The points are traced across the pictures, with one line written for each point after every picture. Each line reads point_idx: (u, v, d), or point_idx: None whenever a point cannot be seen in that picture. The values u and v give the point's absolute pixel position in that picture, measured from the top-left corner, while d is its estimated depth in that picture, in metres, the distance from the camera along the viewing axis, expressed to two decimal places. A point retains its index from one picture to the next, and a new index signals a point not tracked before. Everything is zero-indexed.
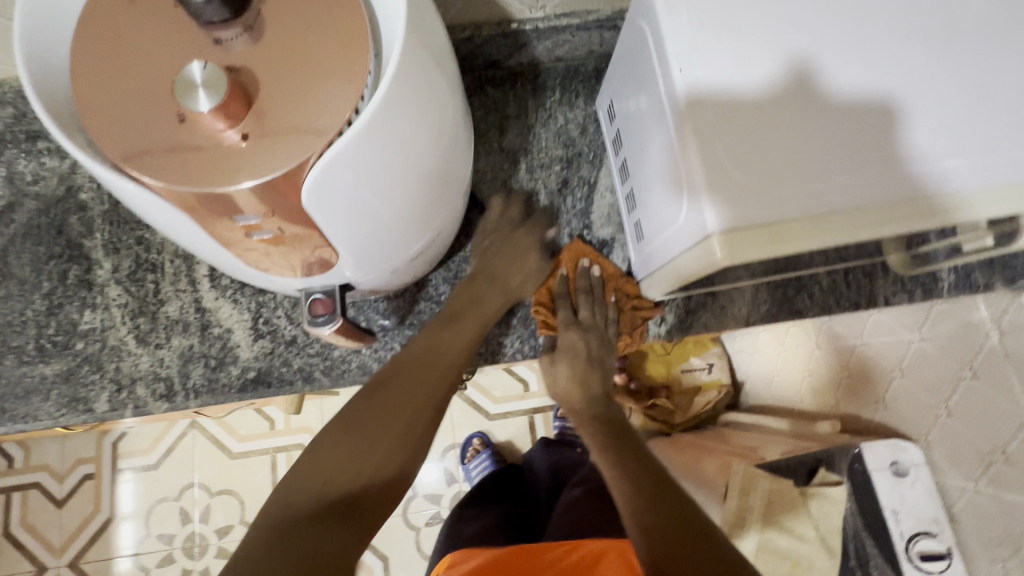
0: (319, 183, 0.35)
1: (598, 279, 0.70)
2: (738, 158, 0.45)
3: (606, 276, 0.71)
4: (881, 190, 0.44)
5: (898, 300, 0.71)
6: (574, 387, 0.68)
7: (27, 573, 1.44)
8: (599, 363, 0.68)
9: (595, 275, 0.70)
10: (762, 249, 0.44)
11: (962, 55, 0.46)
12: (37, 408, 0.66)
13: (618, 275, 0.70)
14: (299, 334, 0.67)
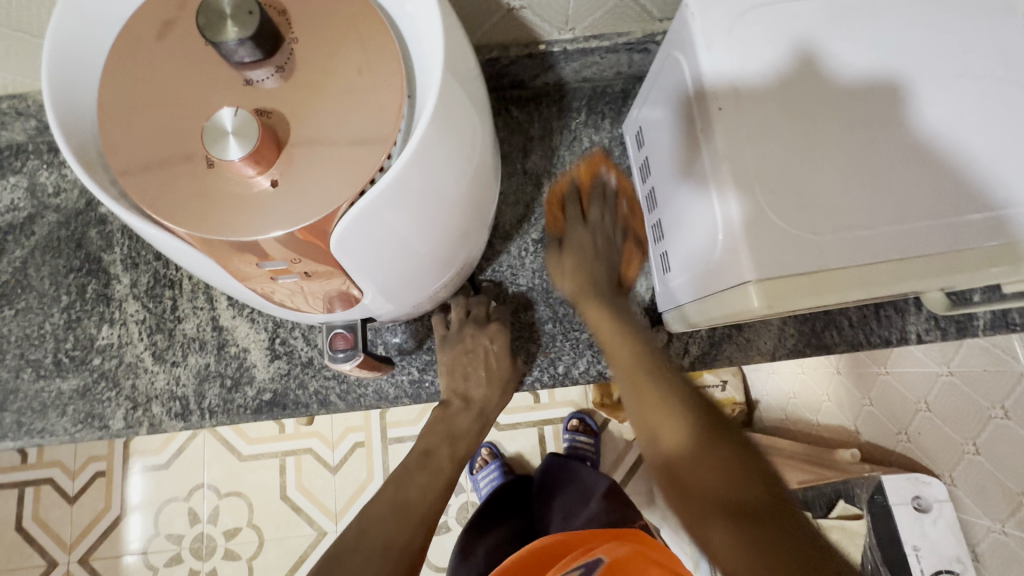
0: (349, 230, 0.34)
1: (612, 187, 0.70)
2: (779, 203, 0.44)
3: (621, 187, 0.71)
4: (926, 241, 0.43)
5: (931, 337, 0.68)
6: (580, 274, 0.64)
7: (38, 568, 1.45)
8: (607, 258, 0.65)
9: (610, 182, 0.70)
10: (802, 300, 0.43)
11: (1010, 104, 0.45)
12: (53, 423, 0.65)
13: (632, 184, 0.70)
14: (315, 355, 0.67)
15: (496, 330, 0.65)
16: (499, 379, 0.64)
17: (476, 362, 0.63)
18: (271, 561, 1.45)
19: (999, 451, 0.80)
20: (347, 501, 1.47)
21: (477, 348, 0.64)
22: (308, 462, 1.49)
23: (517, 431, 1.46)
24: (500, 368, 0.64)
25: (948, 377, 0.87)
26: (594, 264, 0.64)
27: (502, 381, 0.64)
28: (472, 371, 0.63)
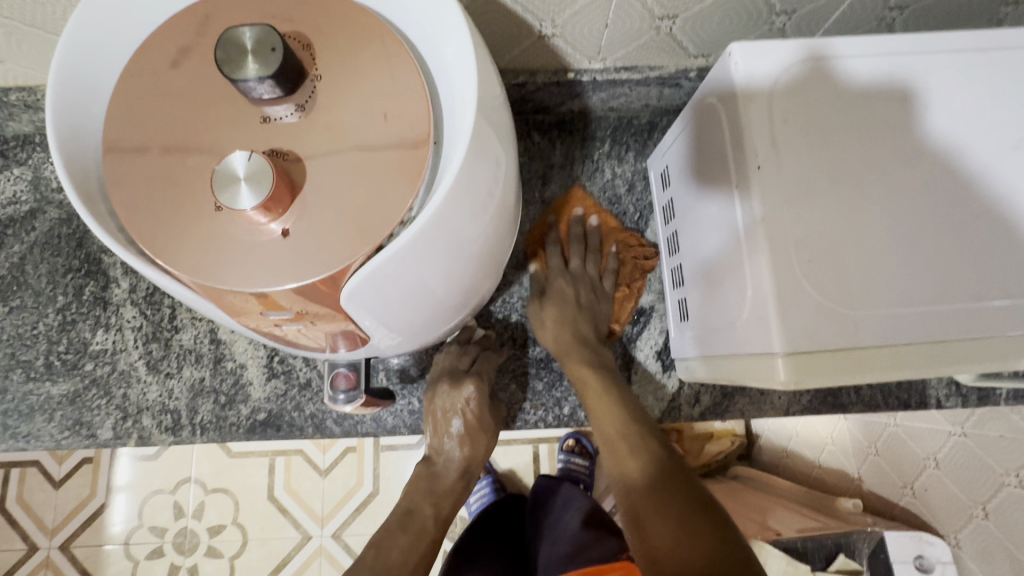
0: (360, 285, 0.31)
1: (593, 228, 0.69)
2: (815, 272, 0.41)
3: (606, 228, 0.70)
4: (963, 322, 0.41)
5: (951, 404, 0.66)
6: (561, 334, 0.61)
7: (17, 550, 1.44)
8: (589, 313, 0.63)
9: (590, 223, 0.69)
10: (832, 377, 0.40)
11: None
12: (40, 428, 0.63)
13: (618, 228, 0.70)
14: (314, 377, 0.64)
15: (470, 386, 0.58)
16: (481, 434, 0.59)
17: (457, 420, 0.58)
18: (253, 561, 1.44)
19: (1010, 519, 0.77)
20: (334, 506, 1.45)
21: (455, 405, 0.58)
22: (298, 463, 1.48)
23: (509, 448, 1.47)
24: (481, 420, 0.59)
25: (960, 437, 0.85)
26: (584, 307, 0.62)
27: (483, 437, 0.60)
28: (452, 427, 0.59)
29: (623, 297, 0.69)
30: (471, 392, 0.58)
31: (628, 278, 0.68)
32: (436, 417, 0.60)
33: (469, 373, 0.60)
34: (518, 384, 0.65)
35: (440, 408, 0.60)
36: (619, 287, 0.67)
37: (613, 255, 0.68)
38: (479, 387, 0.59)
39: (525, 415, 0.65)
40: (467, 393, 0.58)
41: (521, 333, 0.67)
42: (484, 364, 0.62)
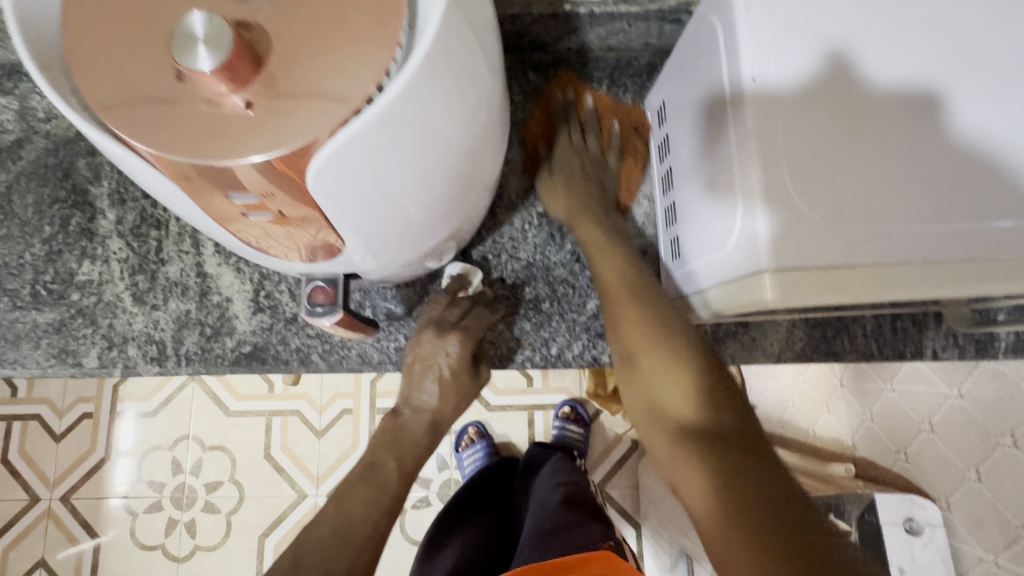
0: (328, 165, 0.31)
1: (592, 109, 0.69)
2: (808, 189, 0.40)
3: (601, 105, 0.70)
4: (959, 244, 0.40)
5: (947, 355, 0.65)
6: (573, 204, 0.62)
7: (21, 500, 1.52)
8: (599, 182, 0.65)
9: (589, 103, 0.69)
10: (822, 294, 0.39)
11: None
12: (26, 356, 0.63)
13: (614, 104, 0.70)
14: (300, 312, 0.64)
15: (454, 341, 0.58)
16: (456, 391, 0.60)
17: (432, 375, 0.59)
18: (250, 517, 1.51)
19: (1003, 481, 0.77)
20: (329, 467, 1.52)
21: (435, 360, 0.58)
22: (295, 423, 1.54)
23: (505, 414, 1.49)
24: (456, 378, 0.59)
25: (956, 400, 0.83)
26: (588, 176, 0.64)
27: (457, 394, 0.60)
28: (428, 380, 0.59)
29: None
30: (455, 347, 0.58)
31: (636, 147, 0.69)
32: (419, 370, 0.59)
33: (456, 327, 0.60)
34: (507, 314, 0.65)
35: (423, 361, 0.59)
36: (624, 160, 0.69)
37: (614, 130, 0.69)
38: (467, 347, 0.59)
39: (517, 352, 0.64)
40: (449, 347, 0.58)
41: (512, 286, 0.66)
42: (474, 321, 0.61)
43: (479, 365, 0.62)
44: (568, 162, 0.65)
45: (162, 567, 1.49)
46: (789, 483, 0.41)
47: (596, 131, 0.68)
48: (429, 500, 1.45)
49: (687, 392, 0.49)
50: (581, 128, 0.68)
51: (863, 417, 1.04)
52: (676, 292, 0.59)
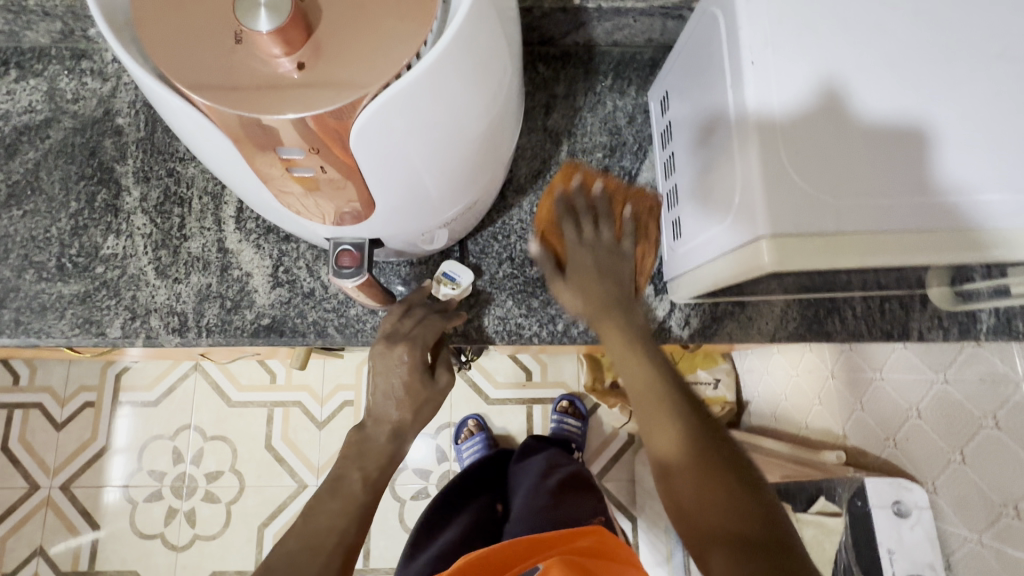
0: (368, 125, 0.34)
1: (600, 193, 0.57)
2: (800, 162, 0.43)
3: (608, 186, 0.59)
4: (942, 215, 0.43)
5: (933, 336, 0.68)
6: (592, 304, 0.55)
7: (20, 488, 1.52)
8: (614, 281, 0.55)
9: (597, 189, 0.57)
10: (811, 259, 0.43)
11: None
12: (51, 325, 0.65)
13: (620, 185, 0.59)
14: (317, 288, 0.66)
15: (404, 350, 0.57)
16: (413, 400, 0.58)
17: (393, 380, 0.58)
18: (250, 507, 1.52)
19: (986, 461, 0.80)
20: (329, 458, 1.54)
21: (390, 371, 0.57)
22: (296, 415, 1.56)
23: (505, 408, 1.52)
24: (416, 385, 0.58)
25: (943, 386, 0.87)
26: (607, 277, 0.55)
27: (416, 403, 0.58)
28: (389, 390, 0.58)
29: None
30: (404, 357, 0.57)
31: (645, 234, 0.61)
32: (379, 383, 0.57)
33: (405, 337, 0.58)
34: (473, 302, 0.67)
35: (378, 375, 0.57)
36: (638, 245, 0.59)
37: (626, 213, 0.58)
38: (416, 361, 0.57)
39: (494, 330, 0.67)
40: (401, 357, 0.57)
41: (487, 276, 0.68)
42: (427, 329, 0.59)
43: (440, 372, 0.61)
44: (581, 262, 0.55)
45: (161, 556, 1.50)
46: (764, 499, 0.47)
47: (608, 214, 0.56)
48: (427, 492, 1.48)
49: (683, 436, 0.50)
50: (585, 215, 0.56)
51: (853, 406, 1.08)
52: (678, 269, 0.62)
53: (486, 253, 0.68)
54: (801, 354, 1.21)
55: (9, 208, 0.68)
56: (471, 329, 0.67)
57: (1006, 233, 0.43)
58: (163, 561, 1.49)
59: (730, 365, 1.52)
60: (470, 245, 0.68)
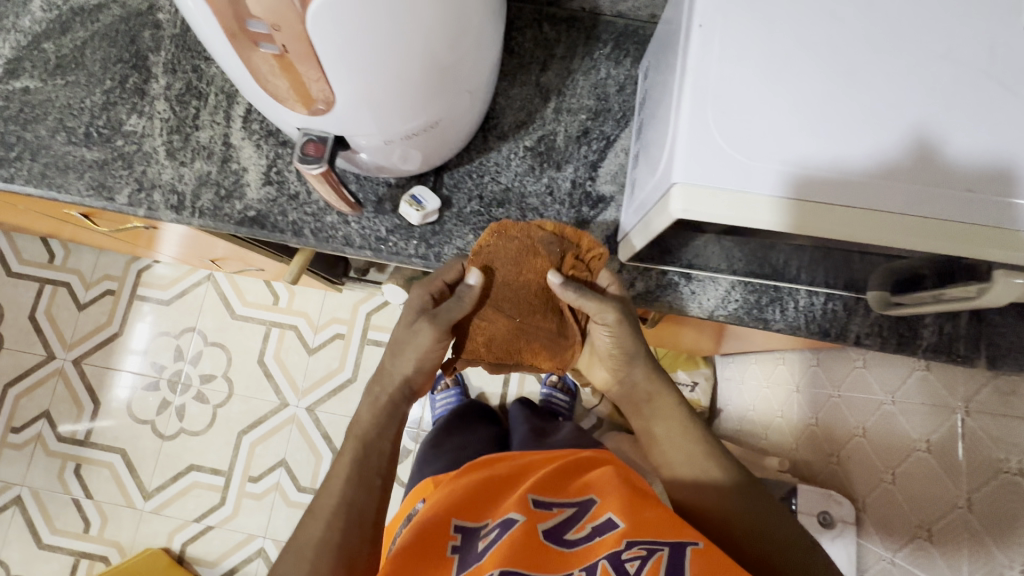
0: (326, 10, 0.39)
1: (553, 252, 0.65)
2: (724, 122, 0.48)
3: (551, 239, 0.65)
4: (851, 192, 0.47)
5: (869, 342, 0.71)
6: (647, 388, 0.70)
7: (39, 355, 1.67)
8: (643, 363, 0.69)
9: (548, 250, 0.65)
10: (716, 212, 0.47)
11: (974, 91, 0.48)
12: (70, 183, 0.74)
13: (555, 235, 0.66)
14: (302, 191, 0.73)
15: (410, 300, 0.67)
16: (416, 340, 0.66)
17: (413, 343, 0.65)
18: (234, 414, 1.63)
19: (912, 484, 0.82)
20: (314, 383, 1.64)
21: (410, 334, 0.65)
22: (290, 337, 1.66)
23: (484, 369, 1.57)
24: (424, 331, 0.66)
25: (889, 407, 0.87)
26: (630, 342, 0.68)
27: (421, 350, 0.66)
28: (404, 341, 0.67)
29: (587, 182, 0.73)
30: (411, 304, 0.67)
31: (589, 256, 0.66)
32: (396, 332, 0.67)
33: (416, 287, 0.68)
34: (431, 228, 0.72)
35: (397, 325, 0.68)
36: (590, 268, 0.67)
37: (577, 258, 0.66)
38: (418, 296, 0.66)
39: (444, 252, 0.72)
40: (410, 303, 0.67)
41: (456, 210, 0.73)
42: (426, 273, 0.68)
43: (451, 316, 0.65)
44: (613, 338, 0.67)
45: (148, 440, 1.63)
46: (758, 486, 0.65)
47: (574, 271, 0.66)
48: None
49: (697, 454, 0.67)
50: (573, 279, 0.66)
51: (809, 421, 1.09)
52: (631, 218, 0.65)
53: (459, 187, 0.73)
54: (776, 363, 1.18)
55: (53, 77, 0.77)
56: (431, 254, 0.72)
57: (912, 221, 0.46)
58: (150, 445, 1.62)
59: (711, 371, 1.45)
60: (445, 178, 0.73)
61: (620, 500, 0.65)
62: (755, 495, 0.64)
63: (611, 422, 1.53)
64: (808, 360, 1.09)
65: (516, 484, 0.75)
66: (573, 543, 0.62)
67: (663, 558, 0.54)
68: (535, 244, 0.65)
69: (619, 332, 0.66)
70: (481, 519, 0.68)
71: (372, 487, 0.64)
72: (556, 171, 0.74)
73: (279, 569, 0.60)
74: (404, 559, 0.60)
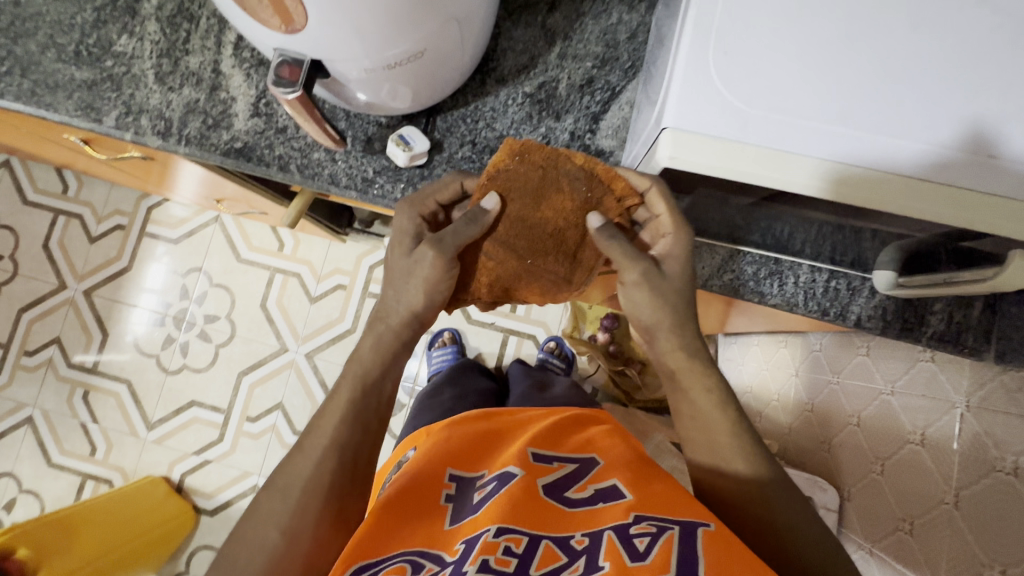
0: None
1: (580, 183, 0.61)
2: (725, 63, 0.44)
3: (576, 168, 0.61)
4: (854, 150, 0.43)
5: (870, 325, 0.68)
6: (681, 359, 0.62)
7: (51, 283, 1.71)
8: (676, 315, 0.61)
9: (573, 180, 0.61)
10: (708, 160, 0.44)
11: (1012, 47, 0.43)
12: (58, 102, 0.72)
13: (583, 167, 0.61)
14: (290, 125, 0.70)
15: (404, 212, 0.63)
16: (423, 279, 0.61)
17: (416, 273, 0.61)
18: (236, 355, 1.66)
19: (900, 477, 0.79)
20: (314, 331, 1.65)
21: (411, 262, 0.61)
22: (293, 284, 1.67)
23: (482, 330, 1.56)
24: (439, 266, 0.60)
25: (887, 397, 0.84)
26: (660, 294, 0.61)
27: (429, 285, 0.61)
28: (408, 279, 0.61)
29: (587, 135, 0.69)
30: (409, 219, 0.63)
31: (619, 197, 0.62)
32: (394, 263, 0.63)
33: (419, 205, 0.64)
34: (419, 171, 0.70)
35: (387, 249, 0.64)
36: (619, 210, 0.62)
37: (603, 192, 0.62)
38: (409, 217, 0.63)
39: None
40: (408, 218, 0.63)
41: (447, 154, 0.70)
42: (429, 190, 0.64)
43: (459, 240, 0.60)
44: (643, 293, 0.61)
45: (152, 373, 1.67)
46: (778, 475, 0.60)
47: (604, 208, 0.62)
48: None
49: (717, 442, 0.61)
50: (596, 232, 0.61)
51: (805, 407, 1.06)
52: (628, 172, 0.61)
53: (452, 132, 0.70)
54: (778, 347, 1.15)
55: None
56: None
57: (916, 185, 0.42)
58: (154, 378, 1.67)
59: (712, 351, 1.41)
60: (437, 121, 0.70)
61: (627, 469, 0.59)
62: (775, 488, 0.59)
63: (606, 393, 1.53)
64: (811, 345, 1.05)
65: (514, 434, 0.69)
66: (573, 502, 0.55)
67: (675, 537, 0.47)
68: (559, 177, 0.61)
69: (649, 292, 0.61)
70: (476, 469, 0.62)
71: (368, 425, 0.60)
72: (555, 121, 0.70)
73: (261, 502, 0.56)
74: (388, 509, 0.54)
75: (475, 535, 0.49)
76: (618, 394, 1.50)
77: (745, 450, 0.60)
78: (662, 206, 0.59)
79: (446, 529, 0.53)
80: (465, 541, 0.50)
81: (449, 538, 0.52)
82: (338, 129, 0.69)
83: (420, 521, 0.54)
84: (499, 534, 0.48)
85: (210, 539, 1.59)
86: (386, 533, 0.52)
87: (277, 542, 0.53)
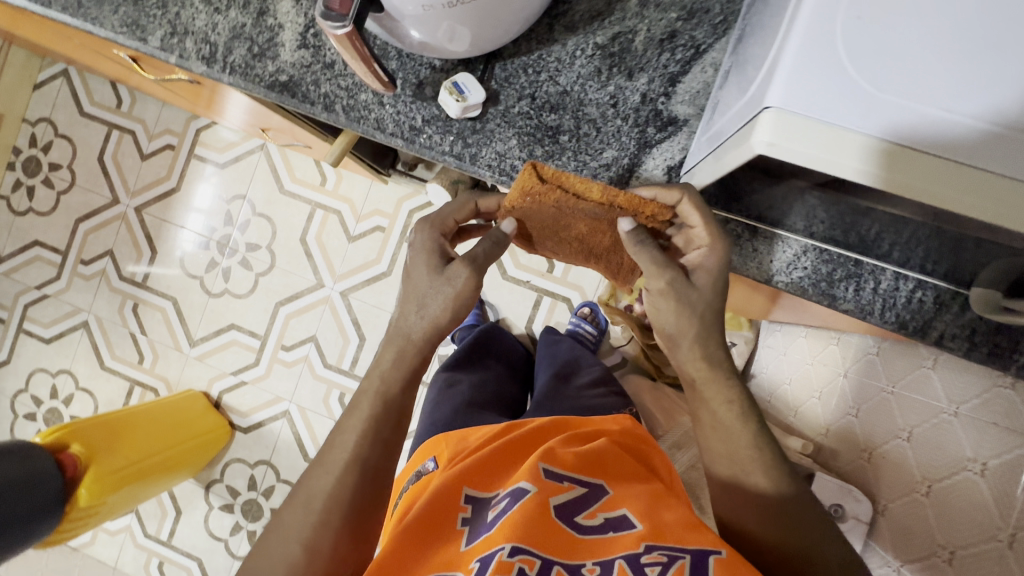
0: None
1: (604, 211, 0.58)
2: (856, 27, 0.36)
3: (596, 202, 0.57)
4: (1001, 150, 0.35)
5: (953, 346, 0.60)
6: (703, 368, 0.60)
7: (105, 198, 1.77)
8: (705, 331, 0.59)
9: (596, 211, 0.58)
10: (813, 152, 0.37)
11: None
12: (104, 16, 0.69)
13: (603, 198, 0.57)
14: (338, 61, 0.66)
15: (422, 229, 0.61)
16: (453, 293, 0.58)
17: (444, 292, 0.58)
18: (274, 285, 1.69)
19: (951, 504, 0.75)
20: (350, 270, 1.66)
21: (440, 282, 0.59)
22: (333, 222, 1.66)
23: (515, 289, 1.53)
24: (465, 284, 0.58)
25: (949, 417, 0.77)
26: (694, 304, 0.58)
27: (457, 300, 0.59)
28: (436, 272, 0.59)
29: (660, 99, 0.62)
30: (429, 234, 0.61)
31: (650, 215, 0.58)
32: (416, 278, 0.60)
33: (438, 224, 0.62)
34: (472, 121, 0.64)
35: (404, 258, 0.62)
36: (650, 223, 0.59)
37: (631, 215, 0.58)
38: (430, 236, 0.61)
39: (483, 153, 0.64)
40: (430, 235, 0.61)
41: (504, 107, 0.64)
42: (448, 206, 0.63)
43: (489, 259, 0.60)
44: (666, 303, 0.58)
45: (196, 294, 1.73)
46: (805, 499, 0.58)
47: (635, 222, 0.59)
48: None
49: (746, 464, 0.59)
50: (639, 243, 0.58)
51: (848, 410, 0.98)
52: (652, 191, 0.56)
53: (511, 82, 0.63)
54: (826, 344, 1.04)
55: None
56: (466, 154, 0.65)
57: None
58: (198, 299, 1.73)
59: (752, 334, 1.32)
60: (496, 69, 0.63)
61: (641, 496, 0.57)
62: (800, 512, 0.57)
63: (635, 365, 1.49)
64: (869, 345, 0.95)
65: (531, 446, 0.67)
66: (582, 527, 0.53)
67: (686, 566, 0.47)
68: (578, 211, 0.58)
69: (674, 302, 0.58)
70: (493, 489, 0.59)
71: (393, 448, 0.59)
72: (626, 79, 0.62)
73: (282, 517, 0.56)
74: (406, 533, 0.53)
75: (490, 554, 0.48)
76: (648, 367, 1.45)
77: (773, 469, 0.59)
78: (696, 218, 0.56)
79: (461, 551, 0.52)
80: (479, 560, 0.49)
81: (464, 559, 0.51)
82: (388, 69, 0.64)
83: (437, 548, 0.53)
84: (513, 554, 0.47)
85: (243, 454, 1.69)
86: (404, 559, 0.52)
87: (298, 554, 0.53)
